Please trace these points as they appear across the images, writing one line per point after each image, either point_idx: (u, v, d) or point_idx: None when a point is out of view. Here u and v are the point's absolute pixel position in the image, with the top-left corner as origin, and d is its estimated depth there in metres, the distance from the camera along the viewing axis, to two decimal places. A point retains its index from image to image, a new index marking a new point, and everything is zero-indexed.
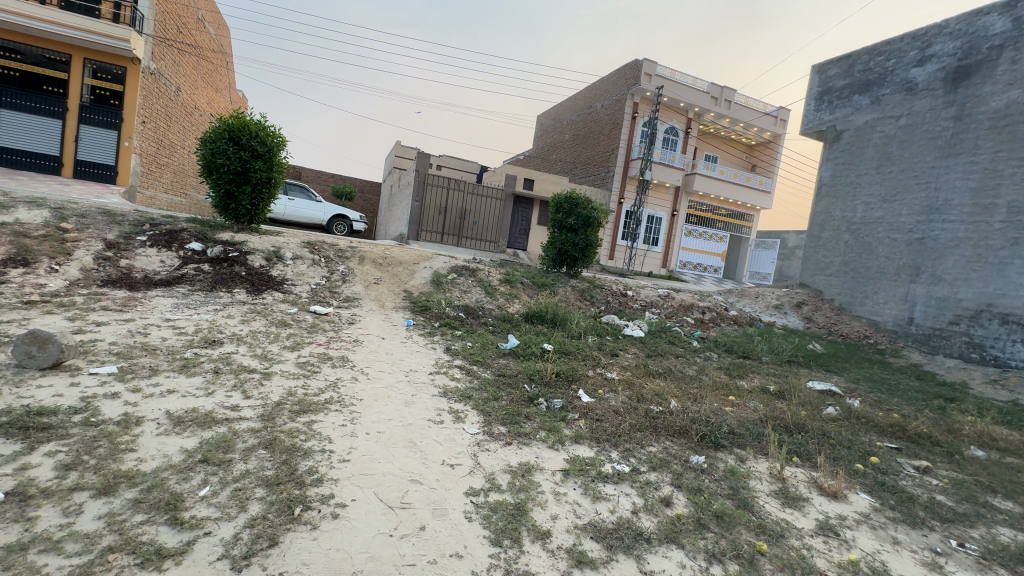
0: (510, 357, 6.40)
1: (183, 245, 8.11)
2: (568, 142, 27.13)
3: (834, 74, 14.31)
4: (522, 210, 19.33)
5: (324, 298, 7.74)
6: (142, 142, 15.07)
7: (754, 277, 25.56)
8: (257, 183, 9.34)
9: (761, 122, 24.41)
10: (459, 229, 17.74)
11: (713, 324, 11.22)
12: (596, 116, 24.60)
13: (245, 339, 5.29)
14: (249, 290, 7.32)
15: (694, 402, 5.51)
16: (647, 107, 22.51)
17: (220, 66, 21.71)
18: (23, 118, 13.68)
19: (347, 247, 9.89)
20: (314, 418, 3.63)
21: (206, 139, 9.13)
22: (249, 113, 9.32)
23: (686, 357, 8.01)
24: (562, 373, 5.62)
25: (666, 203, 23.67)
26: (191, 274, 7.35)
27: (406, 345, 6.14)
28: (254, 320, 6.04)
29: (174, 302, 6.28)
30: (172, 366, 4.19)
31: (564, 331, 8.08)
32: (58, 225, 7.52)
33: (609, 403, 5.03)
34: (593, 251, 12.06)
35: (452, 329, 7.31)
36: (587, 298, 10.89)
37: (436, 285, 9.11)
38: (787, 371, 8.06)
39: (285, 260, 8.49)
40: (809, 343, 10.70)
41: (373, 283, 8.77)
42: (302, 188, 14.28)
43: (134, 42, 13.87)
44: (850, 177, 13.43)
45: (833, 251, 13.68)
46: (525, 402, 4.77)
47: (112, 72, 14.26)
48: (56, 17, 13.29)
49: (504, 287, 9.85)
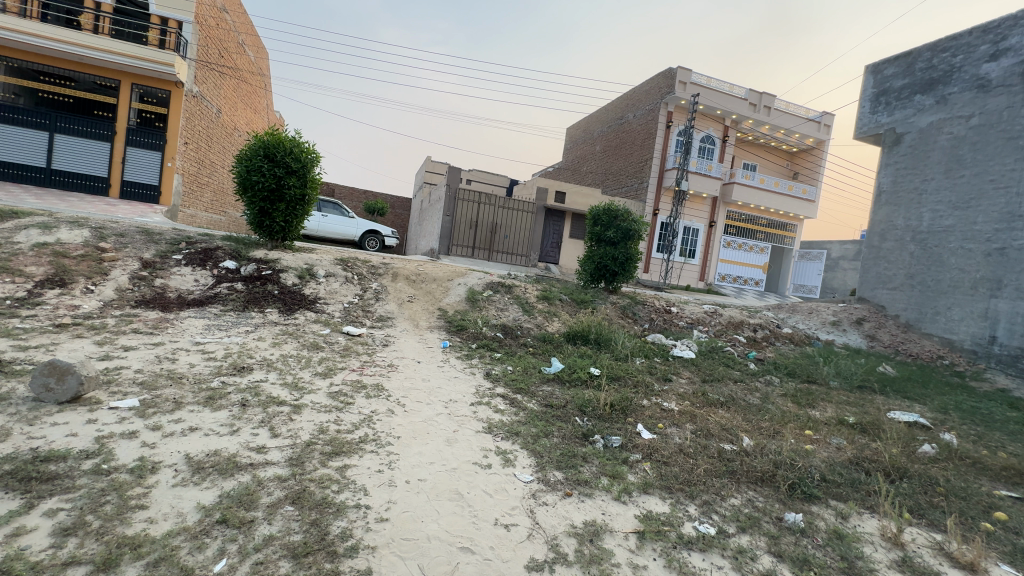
0: (555, 383, 5.89)
1: (217, 263, 7.99)
2: (599, 153, 26.60)
3: (891, 73, 13.38)
4: (555, 223, 18.90)
5: (357, 318, 7.43)
6: (184, 162, 15.43)
7: (799, 290, 24.23)
8: (291, 200, 9.21)
9: (803, 127, 23.31)
10: (490, 243, 17.42)
11: (767, 343, 10.37)
12: (629, 127, 24.04)
13: (276, 365, 4.96)
14: (281, 309, 7.07)
15: (769, 440, 4.84)
16: (682, 116, 21.81)
17: (259, 87, 22.37)
18: (73, 141, 14.17)
19: (380, 264, 9.63)
20: (348, 462, 3.20)
21: (241, 157, 9.08)
22: (284, 130, 9.24)
23: (746, 383, 7.28)
24: (616, 404, 5.05)
25: (704, 214, 22.78)
26: (224, 294, 7.18)
27: (444, 370, 5.71)
28: (286, 343, 5.74)
29: (205, 324, 6.06)
30: (198, 398, 3.87)
31: (610, 353, 7.51)
32: (97, 245, 7.51)
33: (674, 440, 4.44)
34: (634, 266, 11.44)
35: (490, 351, 6.86)
36: (630, 315, 10.28)
37: (471, 303, 8.71)
38: (862, 400, 7.23)
39: (318, 278, 8.25)
40: (878, 364, 9.74)
41: (406, 301, 8.44)
42: (335, 204, 14.27)
43: (177, 66, 14.27)
44: (914, 183, 12.41)
45: (896, 263, 12.61)
46: (578, 440, 4.22)
47: (157, 96, 14.75)
48: (106, 45, 13.78)
49: (542, 304, 9.36)
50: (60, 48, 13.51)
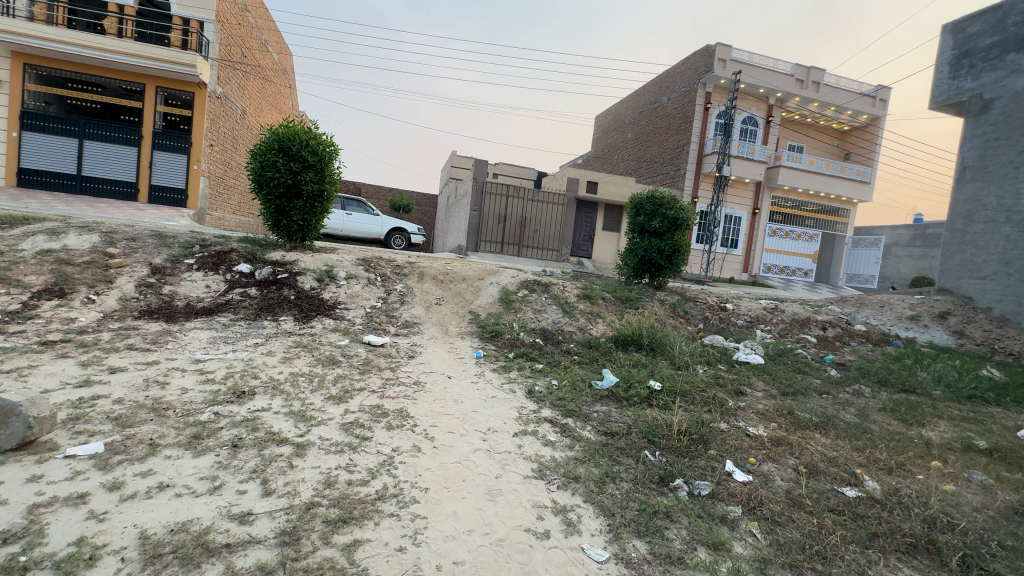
0: (609, 402, 4.97)
1: (231, 267, 7.38)
2: (632, 141, 25.26)
3: (976, 31, 11.70)
4: (587, 215, 17.84)
5: (381, 325, 6.66)
6: (210, 165, 15.13)
7: (853, 280, 22.32)
8: (309, 197, 8.53)
9: (857, 103, 21.33)
10: (520, 238, 16.49)
11: (841, 344, 9.09)
12: (663, 111, 22.60)
13: (283, 388, 4.19)
14: (297, 317, 6.37)
15: (898, 481, 3.76)
16: (722, 96, 20.24)
17: (283, 87, 22.07)
18: (100, 147, 13.98)
19: (405, 263, 8.88)
20: (358, 535, 2.37)
21: (256, 152, 8.45)
22: (299, 121, 8.56)
23: (833, 394, 6.14)
24: (693, 431, 4.06)
25: (747, 200, 21.18)
26: (236, 301, 6.53)
27: (479, 389, 4.85)
28: (299, 359, 4.98)
29: (211, 336, 5.40)
30: (182, 438, 3.11)
31: (667, 361, 6.52)
32: (105, 250, 6.99)
33: (779, 485, 3.44)
34: (682, 258, 10.31)
35: (531, 361, 5.97)
36: (681, 314, 9.20)
37: (505, 305, 7.82)
38: (979, 415, 5.98)
39: (338, 280, 7.55)
40: (980, 367, 8.32)
41: (434, 304, 7.62)
42: (359, 202, 13.66)
43: (199, 66, 13.87)
44: (1008, 156, 10.80)
45: (987, 248, 11.02)
46: (654, 487, 3.28)
47: (181, 97, 14.44)
48: (129, 47, 13.43)
49: (583, 303, 8.40)
50: (85, 53, 13.28)
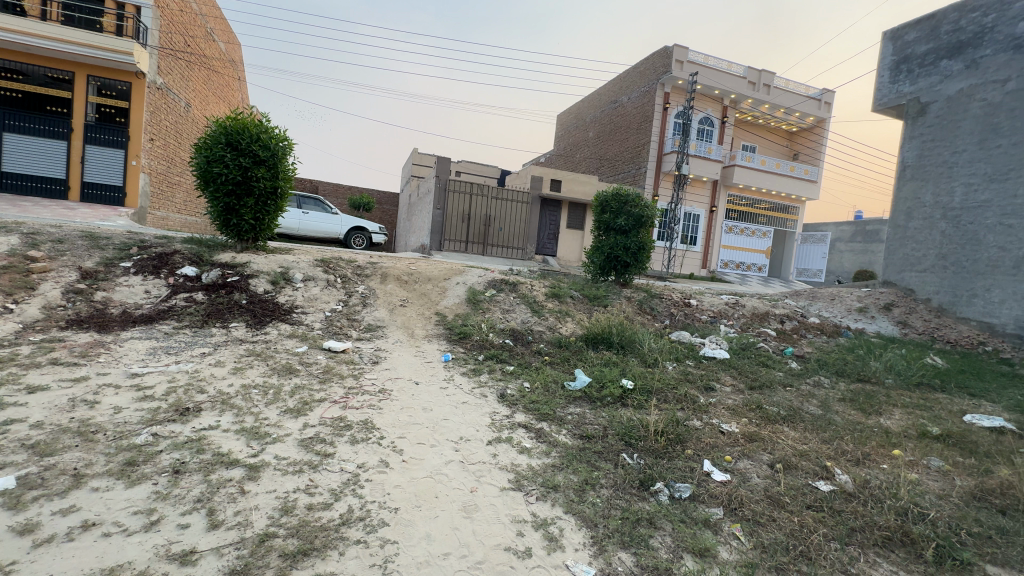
0: (583, 403, 4.87)
1: (174, 271, 6.81)
2: (593, 139, 25.50)
3: (913, 39, 12.42)
4: (551, 214, 17.83)
5: (342, 330, 6.31)
6: (151, 161, 14.05)
7: (803, 274, 23.42)
8: (261, 194, 8.00)
9: (805, 105, 22.33)
10: (484, 237, 16.28)
11: (799, 336, 9.41)
12: (623, 110, 22.92)
13: (233, 402, 3.83)
14: (249, 323, 5.92)
15: (866, 472, 3.83)
16: (680, 97, 20.71)
17: (231, 79, 20.91)
18: (22, 140, 12.72)
19: (366, 264, 8.50)
20: (320, 569, 2.14)
21: (200, 146, 7.85)
22: (248, 113, 8.02)
23: (796, 386, 6.29)
24: (668, 430, 4.00)
25: (705, 198, 21.78)
26: (180, 307, 6.01)
27: (449, 395, 4.63)
28: (251, 369, 4.60)
29: (152, 346, 4.92)
30: (113, 466, 2.75)
31: (637, 358, 6.49)
32: (26, 253, 6.28)
33: (757, 483, 3.42)
34: (647, 255, 10.40)
35: (501, 363, 5.79)
36: (648, 311, 9.26)
37: (473, 305, 7.61)
38: (929, 402, 6.27)
39: (294, 283, 7.12)
40: (924, 356, 8.80)
41: (398, 306, 7.31)
42: (317, 200, 13.06)
43: (137, 55, 12.84)
44: (943, 156, 11.50)
45: (926, 243, 11.71)
46: (634, 492, 3.18)
47: (117, 88, 13.23)
48: (56, 32, 12.33)
49: (551, 302, 8.30)
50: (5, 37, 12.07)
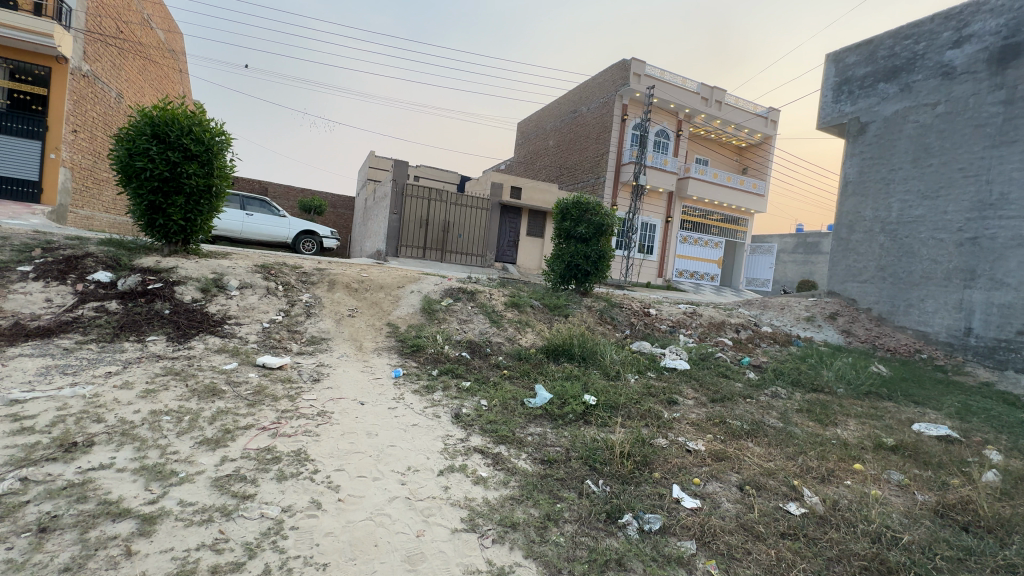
0: (544, 422, 4.57)
1: (85, 276, 5.98)
2: (553, 148, 25.60)
3: (853, 62, 13.13)
4: (511, 221, 17.59)
5: (281, 343, 5.72)
6: (73, 154, 12.68)
7: (751, 283, 24.32)
8: (193, 193, 7.26)
9: (753, 122, 23.32)
10: (442, 243, 15.82)
11: (754, 346, 9.54)
12: (583, 120, 23.12)
13: (135, 433, 3.23)
14: (171, 337, 5.23)
15: (833, 491, 3.71)
16: (638, 109, 21.09)
17: (171, 70, 19.50)
18: None
19: (313, 271, 7.88)
20: None
21: (121, 137, 7.03)
22: (179, 104, 7.28)
23: (755, 397, 6.25)
24: (634, 452, 3.75)
25: (661, 209, 22.21)
26: (89, 318, 5.24)
27: (398, 417, 4.20)
28: (166, 392, 3.98)
29: (44, 365, 4.19)
30: None
31: (598, 371, 6.27)
32: None
33: (728, 509, 3.20)
34: (607, 264, 10.31)
35: (457, 378, 5.40)
36: (608, 321, 9.11)
37: (428, 315, 7.16)
38: (879, 411, 6.39)
39: (229, 291, 6.45)
40: (869, 364, 9.12)
41: (347, 316, 6.78)
42: (262, 201, 12.21)
43: (59, 37, 11.60)
44: (881, 173, 12.16)
45: (866, 255, 12.30)
46: (601, 526, 2.88)
47: (34, 73, 11.93)
48: None
49: (511, 312, 7.98)
50: None
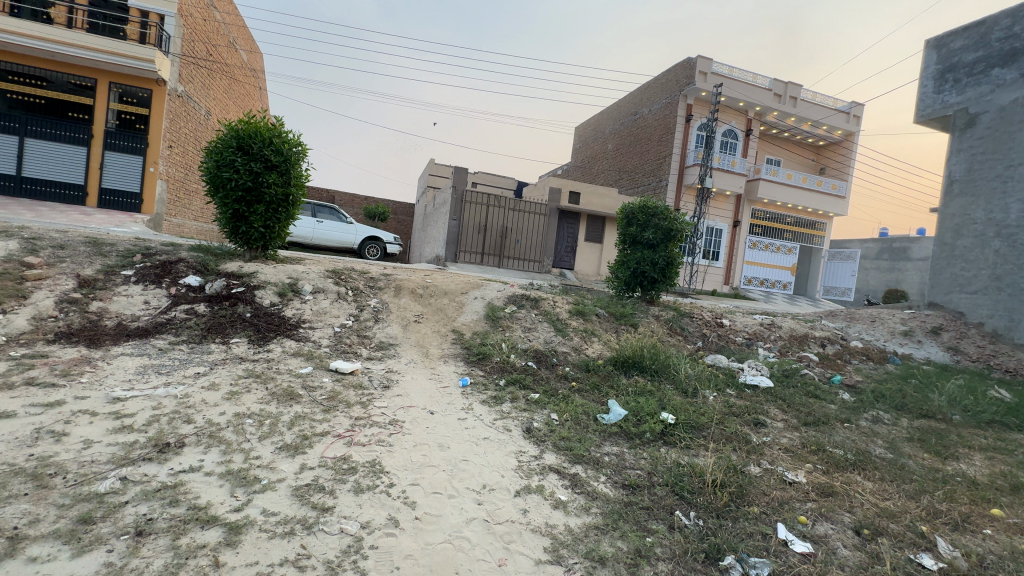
0: (620, 440, 4.28)
1: (177, 280, 6.39)
2: (613, 151, 25.03)
3: (959, 46, 11.75)
4: (570, 226, 17.26)
5: (351, 348, 5.80)
6: (168, 168, 13.86)
7: (830, 292, 22.41)
8: (272, 202, 7.62)
9: (832, 118, 21.55)
10: (501, 249, 15.79)
11: (843, 362, 8.65)
12: (644, 122, 22.40)
13: (221, 436, 3.31)
14: (252, 340, 5.44)
15: (973, 542, 3.16)
16: (704, 108, 20.12)
17: (252, 88, 21.02)
18: (45, 146, 12.57)
19: (380, 276, 8.02)
20: None
21: (211, 150, 7.51)
22: (261, 117, 7.68)
23: (855, 422, 5.59)
24: (728, 482, 3.38)
25: (728, 213, 21.02)
26: (180, 320, 5.57)
27: (468, 429, 4.06)
28: (248, 394, 4.09)
29: (142, 364, 4.44)
30: (62, 525, 2.25)
31: (673, 387, 5.86)
32: (22, 259, 5.94)
33: (848, 559, 2.81)
34: (675, 271, 9.78)
35: (524, 389, 5.21)
36: (678, 331, 8.61)
37: (492, 322, 7.05)
38: (1008, 444, 5.52)
39: (303, 295, 6.66)
40: (986, 387, 7.98)
41: (412, 322, 6.80)
42: (331, 209, 12.71)
43: (159, 62, 12.73)
44: (995, 170, 10.74)
45: (976, 262, 10.88)
46: (699, 568, 2.61)
47: (138, 95, 13.17)
48: (83, 40, 12.22)
49: (576, 320, 7.70)
50: (33, 45, 12.03)
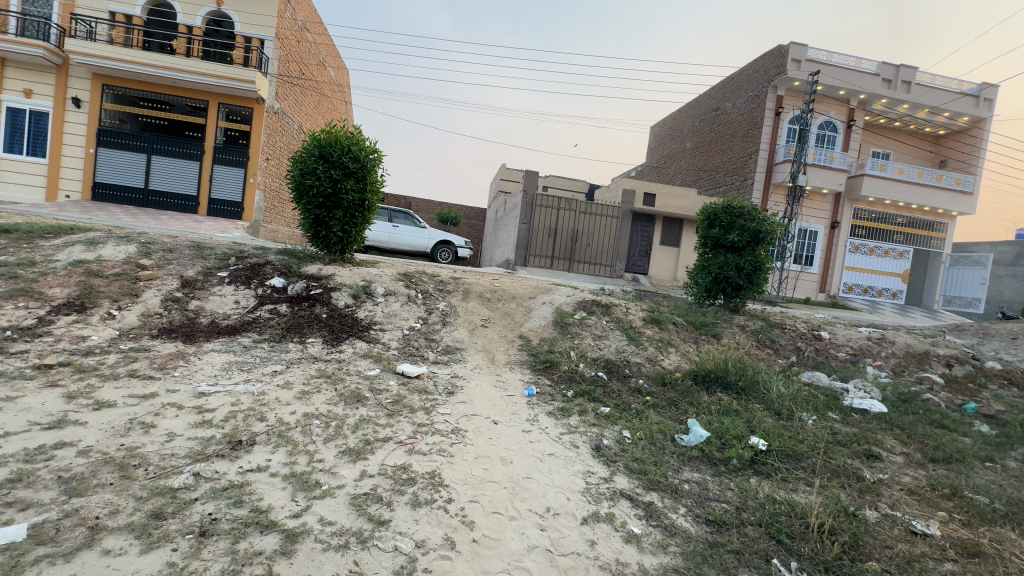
0: (702, 466, 3.83)
1: (264, 282, 6.80)
2: (692, 150, 23.68)
3: None
4: (644, 229, 16.51)
5: (418, 351, 5.80)
6: (265, 178, 15.11)
7: (952, 303, 19.43)
8: (349, 207, 7.93)
9: (956, 103, 18.69)
10: (571, 252, 15.41)
11: (978, 386, 7.30)
12: (727, 117, 20.95)
13: (289, 436, 3.35)
14: (326, 340, 5.61)
15: None
16: (797, 99, 18.37)
17: (338, 102, 22.49)
18: (165, 162, 14.19)
19: (449, 279, 8.05)
20: None
21: (296, 159, 7.96)
22: (341, 126, 8.03)
23: (1000, 461, 4.60)
24: (838, 529, 2.88)
25: (824, 213, 19.01)
26: (264, 319, 5.89)
27: (533, 443, 3.83)
28: (318, 394, 4.16)
29: (227, 361, 4.71)
30: (136, 518, 2.32)
31: (763, 407, 5.21)
32: (138, 261, 6.63)
33: None
34: (764, 277, 8.89)
35: (594, 402, 4.88)
36: (767, 344, 7.76)
37: (560, 329, 6.77)
38: None
39: (376, 297, 6.82)
40: None
41: (479, 326, 6.70)
42: (406, 214, 13.14)
43: (259, 83, 13.94)
44: None
45: None
46: None
47: (241, 113, 14.51)
48: (195, 66, 13.54)
49: (650, 329, 7.19)
50: (157, 74, 13.47)
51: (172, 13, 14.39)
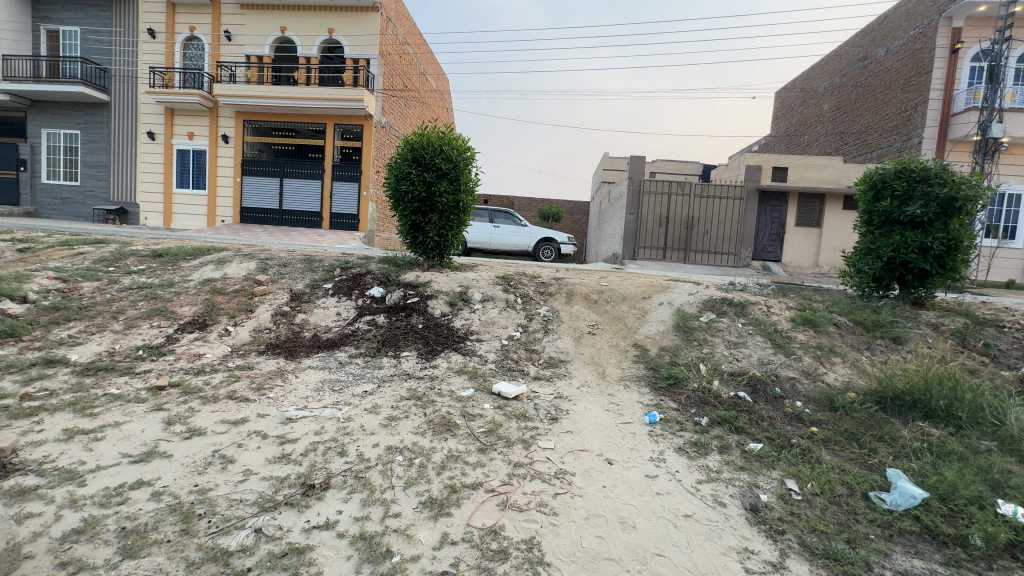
0: (922, 550, 2.63)
1: (364, 291, 6.69)
2: (832, 112, 20.00)
3: None
4: (774, 209, 14.18)
5: (518, 365, 5.17)
6: (376, 190, 15.87)
7: None
8: (444, 209, 7.61)
9: None
10: (686, 241, 13.67)
11: None
12: (880, 66, 17.20)
13: (367, 477, 2.88)
14: (420, 353, 5.25)
15: None
16: (985, 28, 14.25)
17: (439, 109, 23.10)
18: (292, 182, 15.56)
19: (551, 281, 7.31)
20: None
21: (391, 166, 7.83)
22: (433, 126, 7.74)
23: None
24: None
25: None
26: (362, 332, 5.73)
27: (663, 497, 2.93)
28: (405, 421, 3.69)
29: (321, 380, 4.50)
30: None
31: (997, 449, 3.64)
32: (255, 277, 6.97)
33: None
34: (962, 258, 6.76)
35: (739, 435, 3.77)
36: (980, 351, 5.77)
37: (685, 334, 5.65)
38: None
39: (472, 304, 6.34)
40: None
41: (587, 334, 5.85)
42: (507, 213, 12.71)
43: (366, 100, 14.60)
44: None
45: None
46: None
47: (353, 131, 15.31)
48: (312, 93, 14.58)
49: (804, 332, 5.71)
50: (280, 104, 14.77)
51: (293, 47, 15.62)
